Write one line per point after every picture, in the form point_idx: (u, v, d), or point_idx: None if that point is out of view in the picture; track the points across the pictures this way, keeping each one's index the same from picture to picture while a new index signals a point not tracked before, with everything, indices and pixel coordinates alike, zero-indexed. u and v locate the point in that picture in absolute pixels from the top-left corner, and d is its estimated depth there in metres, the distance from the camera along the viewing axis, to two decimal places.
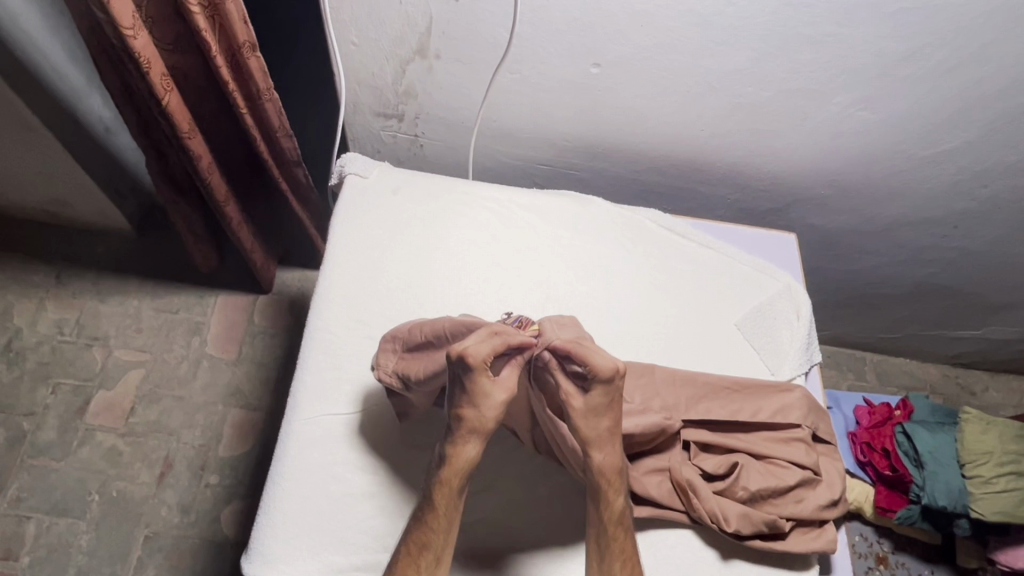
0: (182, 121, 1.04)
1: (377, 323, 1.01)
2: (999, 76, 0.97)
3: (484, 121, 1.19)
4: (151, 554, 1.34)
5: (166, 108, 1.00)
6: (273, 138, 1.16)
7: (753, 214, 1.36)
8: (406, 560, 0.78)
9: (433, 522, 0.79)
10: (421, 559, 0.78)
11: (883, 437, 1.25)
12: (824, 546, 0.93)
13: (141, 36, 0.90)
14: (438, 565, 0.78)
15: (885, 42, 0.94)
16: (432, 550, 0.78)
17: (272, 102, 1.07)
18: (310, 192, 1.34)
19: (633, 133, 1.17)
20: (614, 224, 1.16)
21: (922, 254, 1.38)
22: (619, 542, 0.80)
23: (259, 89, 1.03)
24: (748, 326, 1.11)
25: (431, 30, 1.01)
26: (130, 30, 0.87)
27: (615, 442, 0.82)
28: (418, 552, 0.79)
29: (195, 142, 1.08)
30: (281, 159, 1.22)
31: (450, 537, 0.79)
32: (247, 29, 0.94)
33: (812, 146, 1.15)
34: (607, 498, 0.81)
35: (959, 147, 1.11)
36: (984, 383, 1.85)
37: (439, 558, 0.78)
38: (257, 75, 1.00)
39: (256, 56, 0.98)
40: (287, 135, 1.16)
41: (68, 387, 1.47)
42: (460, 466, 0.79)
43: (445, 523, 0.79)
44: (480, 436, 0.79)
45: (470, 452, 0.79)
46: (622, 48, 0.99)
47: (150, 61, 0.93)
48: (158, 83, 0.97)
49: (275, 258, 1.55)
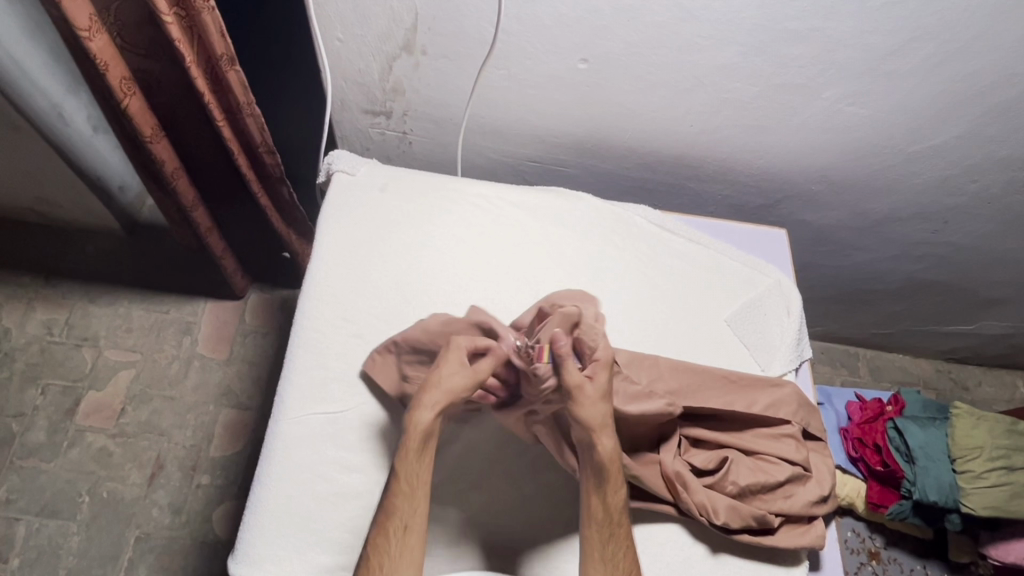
0: (143, 125, 1.04)
1: (364, 320, 1.01)
2: (987, 70, 0.97)
3: (472, 117, 1.19)
4: (141, 555, 1.34)
5: (125, 110, 1.00)
6: (256, 152, 1.16)
7: (745, 210, 1.36)
8: (375, 531, 0.77)
9: (400, 489, 0.78)
10: (388, 527, 0.76)
11: (874, 433, 1.24)
12: (814, 542, 0.93)
13: (100, 39, 0.90)
14: (406, 532, 0.76)
15: (873, 36, 0.94)
16: (399, 518, 0.77)
17: (252, 116, 1.07)
18: (296, 208, 1.34)
19: (623, 128, 1.17)
20: (603, 221, 1.16)
21: (914, 249, 1.38)
22: (620, 531, 0.80)
23: (241, 101, 1.03)
24: (739, 322, 1.11)
25: (417, 25, 1.00)
26: (85, 30, 0.87)
27: (613, 427, 0.83)
28: (385, 520, 0.77)
29: (156, 146, 1.08)
30: (264, 175, 1.22)
31: (417, 509, 0.78)
32: (224, 40, 0.93)
33: (802, 141, 1.15)
34: (613, 486, 0.81)
35: (949, 142, 1.10)
36: (977, 378, 1.86)
37: (406, 524, 0.76)
38: (236, 87, 1.00)
39: (234, 69, 0.98)
40: (270, 151, 1.16)
41: (58, 388, 1.46)
42: (416, 434, 0.80)
43: (418, 494, 0.78)
44: (436, 406, 0.81)
45: (425, 419, 0.80)
46: (610, 43, 0.99)
47: (109, 64, 0.93)
48: (117, 85, 0.96)
49: (249, 271, 1.54)
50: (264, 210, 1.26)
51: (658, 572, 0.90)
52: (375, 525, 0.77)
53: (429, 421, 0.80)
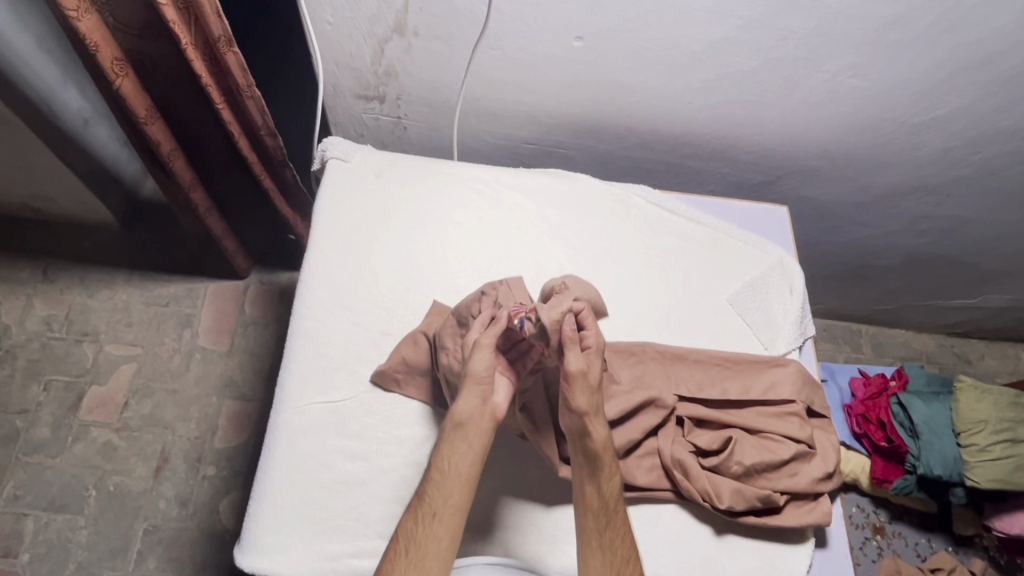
0: (137, 106, 1.02)
1: (363, 308, 1.01)
2: (990, 38, 0.95)
3: (467, 99, 1.17)
4: (151, 547, 1.34)
5: (117, 91, 0.98)
6: (258, 137, 1.16)
7: (745, 187, 1.35)
8: (407, 516, 0.77)
9: (435, 478, 0.77)
10: (420, 514, 0.76)
11: (879, 409, 1.24)
12: (820, 518, 0.93)
13: (90, 19, 0.89)
14: (435, 520, 0.75)
15: (874, 6, 0.92)
16: (430, 505, 0.76)
17: (254, 99, 1.06)
18: (298, 186, 1.33)
19: (621, 106, 1.15)
20: (602, 201, 1.14)
21: (916, 223, 1.37)
22: (617, 517, 0.79)
23: (241, 85, 1.02)
24: (742, 301, 1.10)
25: (407, 7, 0.99)
26: (74, 11, 0.86)
27: (602, 418, 0.81)
28: (417, 508, 0.77)
29: (150, 128, 1.07)
30: (267, 157, 1.22)
31: (450, 497, 0.76)
32: (221, 24, 0.92)
33: (802, 116, 1.14)
34: (606, 474, 0.80)
35: (951, 113, 1.09)
36: (980, 351, 1.85)
37: (436, 510, 0.75)
38: (235, 70, 0.99)
39: (233, 51, 0.96)
40: (271, 134, 1.16)
41: (60, 384, 1.46)
42: (458, 419, 0.79)
43: (449, 483, 0.77)
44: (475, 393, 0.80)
45: (463, 407, 0.80)
46: (605, 20, 0.97)
47: (98, 45, 0.91)
48: (110, 68, 0.95)
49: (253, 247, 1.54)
50: (269, 193, 1.27)
51: (664, 552, 0.91)
52: (406, 513, 0.77)
53: (470, 408, 0.80)
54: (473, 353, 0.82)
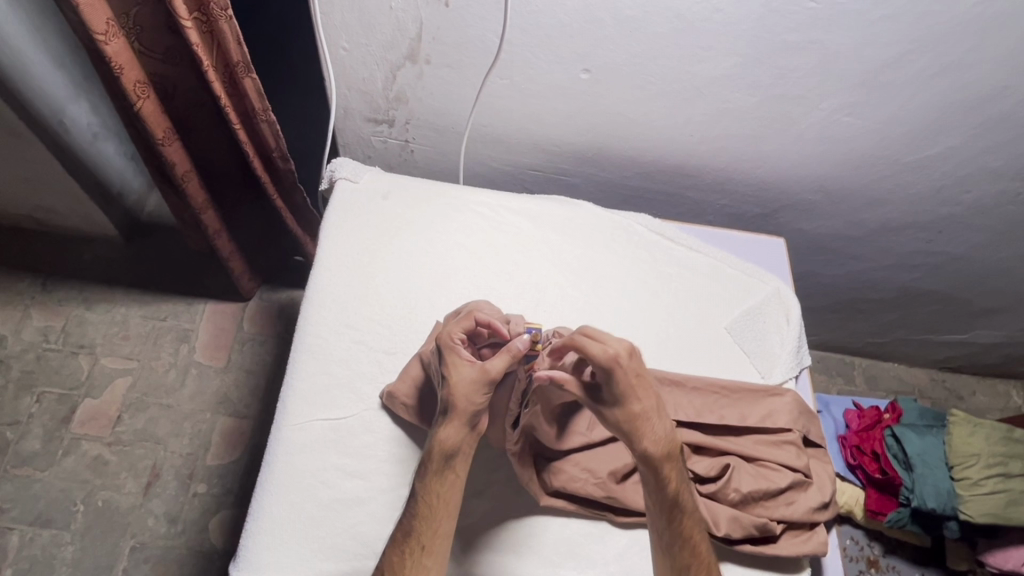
0: (156, 127, 1.04)
1: (367, 326, 1.01)
2: (981, 82, 0.99)
3: (474, 126, 1.20)
4: (136, 564, 1.32)
5: (138, 112, 1.00)
6: (271, 159, 1.18)
7: (744, 219, 1.37)
8: (391, 547, 0.77)
9: (422, 511, 0.78)
10: (405, 546, 0.77)
11: (872, 440, 1.26)
12: (815, 548, 0.93)
13: (115, 42, 0.91)
14: (424, 553, 0.76)
15: (870, 47, 0.95)
16: (419, 536, 0.77)
17: (269, 123, 1.09)
18: (309, 209, 1.36)
19: (623, 137, 1.18)
20: (604, 228, 1.16)
21: (908, 259, 1.39)
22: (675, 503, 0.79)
23: (256, 108, 1.05)
24: (739, 330, 1.12)
25: (421, 35, 1.01)
26: (102, 35, 0.88)
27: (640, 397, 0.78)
28: (403, 540, 0.77)
29: (167, 149, 1.09)
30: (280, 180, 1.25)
31: (438, 530, 0.78)
32: (239, 48, 0.95)
33: (800, 151, 1.17)
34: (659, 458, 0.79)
35: (943, 153, 1.12)
36: (972, 387, 1.87)
37: (426, 543, 0.76)
38: (251, 95, 1.02)
39: (250, 77, 0.99)
40: (284, 157, 1.18)
41: (53, 396, 1.45)
42: (439, 449, 0.80)
43: (440, 516, 0.78)
44: (457, 418, 0.80)
45: (450, 433, 0.80)
46: (612, 54, 1.00)
47: (123, 67, 0.94)
48: (131, 89, 0.97)
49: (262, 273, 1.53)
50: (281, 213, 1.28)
51: None
52: (390, 544, 0.78)
53: (457, 435, 0.80)
54: (457, 380, 0.80)
